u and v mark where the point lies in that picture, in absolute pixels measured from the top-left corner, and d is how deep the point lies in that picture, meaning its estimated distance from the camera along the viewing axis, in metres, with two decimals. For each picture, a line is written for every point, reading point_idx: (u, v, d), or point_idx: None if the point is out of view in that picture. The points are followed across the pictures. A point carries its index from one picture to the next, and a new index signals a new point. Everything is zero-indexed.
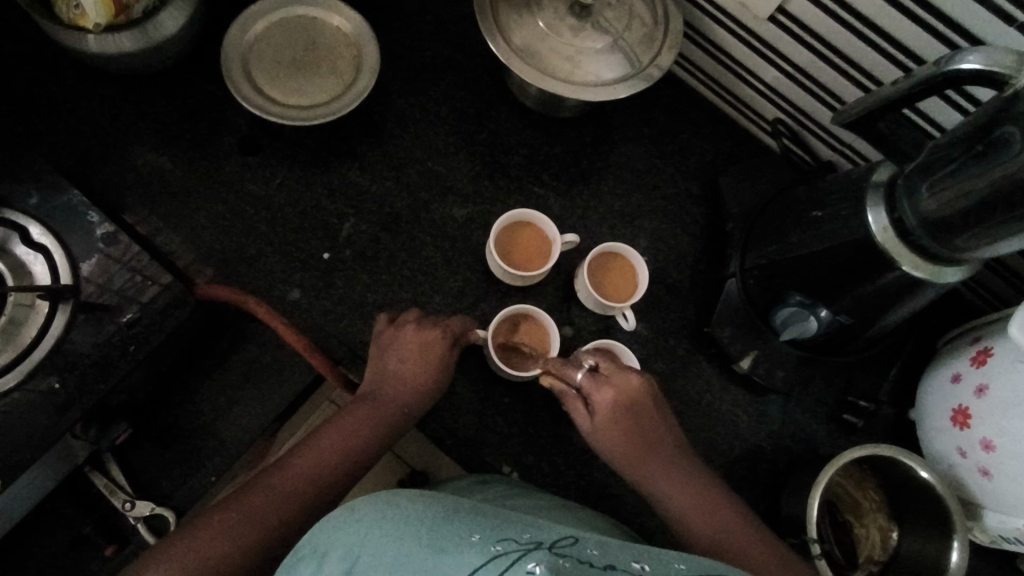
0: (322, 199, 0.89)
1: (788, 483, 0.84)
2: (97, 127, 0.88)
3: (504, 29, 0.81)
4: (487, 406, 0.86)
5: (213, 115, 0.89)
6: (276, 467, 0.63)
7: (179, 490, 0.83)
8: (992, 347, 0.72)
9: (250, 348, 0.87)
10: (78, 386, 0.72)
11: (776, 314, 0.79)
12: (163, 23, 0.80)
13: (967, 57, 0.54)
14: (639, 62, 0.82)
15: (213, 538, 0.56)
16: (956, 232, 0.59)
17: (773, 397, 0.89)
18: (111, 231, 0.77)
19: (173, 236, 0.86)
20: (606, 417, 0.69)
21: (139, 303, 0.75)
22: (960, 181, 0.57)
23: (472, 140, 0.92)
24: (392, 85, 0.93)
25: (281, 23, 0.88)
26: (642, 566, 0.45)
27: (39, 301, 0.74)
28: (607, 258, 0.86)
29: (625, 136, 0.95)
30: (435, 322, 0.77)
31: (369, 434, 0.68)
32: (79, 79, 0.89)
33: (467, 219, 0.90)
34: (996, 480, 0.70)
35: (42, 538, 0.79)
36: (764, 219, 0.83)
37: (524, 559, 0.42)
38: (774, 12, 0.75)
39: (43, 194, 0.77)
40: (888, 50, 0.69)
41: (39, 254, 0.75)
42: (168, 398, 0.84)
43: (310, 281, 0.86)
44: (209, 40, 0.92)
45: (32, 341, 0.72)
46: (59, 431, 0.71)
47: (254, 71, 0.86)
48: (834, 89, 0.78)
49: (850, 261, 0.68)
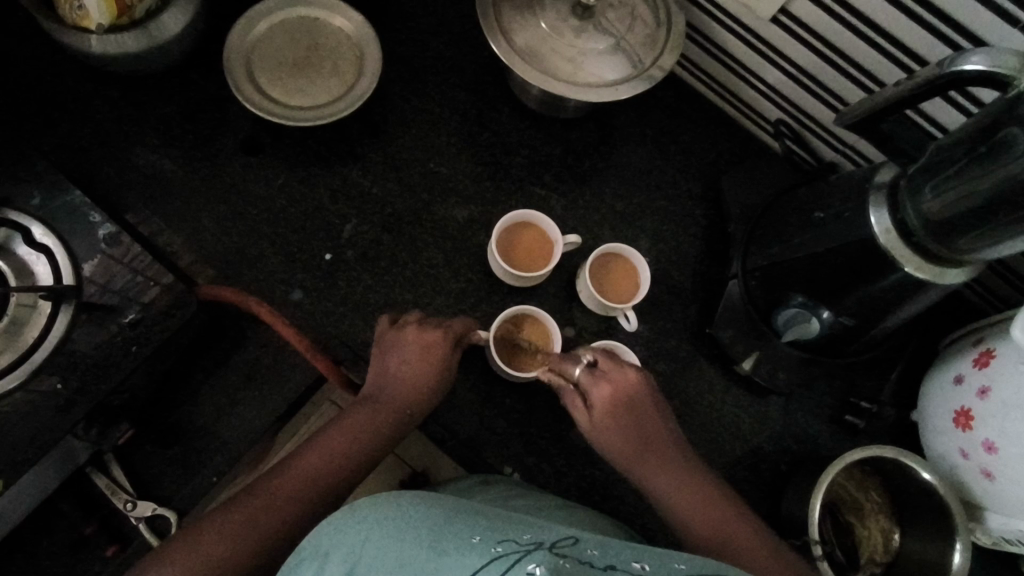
0: (325, 199, 0.89)
1: (790, 485, 0.84)
2: (99, 127, 0.88)
3: (506, 29, 0.81)
4: (489, 407, 0.86)
5: (215, 115, 0.90)
6: (279, 468, 0.63)
7: (180, 490, 0.83)
8: (994, 348, 0.72)
9: (252, 348, 0.87)
10: (80, 386, 0.72)
11: (777, 316, 0.79)
12: (166, 24, 0.80)
13: (971, 57, 0.54)
14: (641, 63, 0.82)
15: (216, 538, 0.57)
16: (959, 232, 0.59)
17: (775, 399, 0.89)
18: (113, 232, 0.77)
19: (175, 236, 0.86)
20: (603, 413, 0.70)
21: (140, 303, 0.75)
22: (963, 183, 0.57)
23: (474, 140, 0.92)
24: (394, 85, 0.93)
25: (284, 24, 0.88)
26: (642, 566, 0.45)
27: (41, 302, 0.73)
28: (610, 258, 0.86)
29: (627, 137, 0.95)
30: (437, 323, 0.77)
31: (372, 435, 0.68)
32: (81, 79, 0.89)
33: (469, 220, 0.90)
34: (999, 481, 0.70)
35: (43, 538, 0.79)
36: (766, 220, 0.83)
37: (523, 560, 0.41)
38: (777, 13, 0.75)
39: (46, 195, 0.77)
40: (891, 51, 0.69)
41: (41, 254, 0.75)
42: (170, 398, 0.84)
43: (313, 282, 0.86)
44: (211, 40, 0.92)
45: (35, 342, 0.72)
46: (62, 430, 0.71)
47: (256, 71, 0.86)
48: (837, 90, 0.78)
49: (852, 262, 0.68)
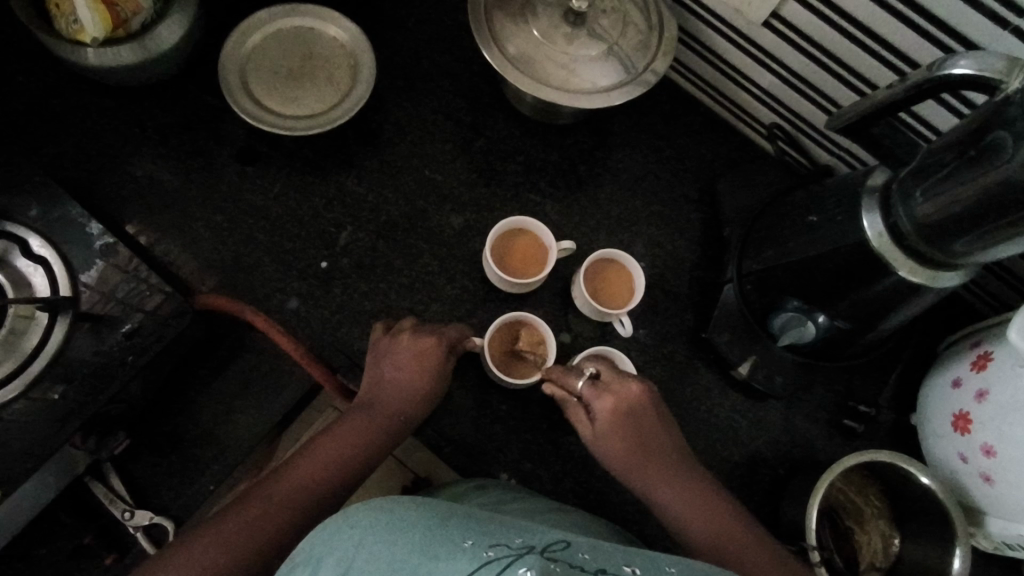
0: (320, 208, 0.89)
1: (788, 490, 0.83)
2: (97, 138, 0.89)
3: (498, 37, 0.82)
4: (486, 413, 0.86)
5: (211, 125, 0.90)
6: (273, 477, 0.63)
7: (178, 498, 0.83)
8: (991, 352, 0.71)
9: (249, 356, 0.88)
10: (78, 397, 0.73)
11: (772, 320, 0.79)
12: (162, 35, 0.81)
13: (959, 62, 0.54)
14: (634, 67, 0.82)
15: (210, 547, 0.57)
16: (951, 235, 0.59)
17: (772, 403, 0.89)
18: (110, 242, 0.78)
19: (173, 245, 0.87)
20: (605, 424, 0.70)
21: (143, 312, 0.76)
22: (955, 185, 0.56)
23: (469, 147, 0.93)
24: (389, 93, 0.93)
25: (279, 35, 0.89)
26: (634, 569, 0.45)
27: (38, 313, 0.74)
28: (605, 264, 0.86)
29: (622, 142, 0.95)
30: (431, 330, 0.78)
31: (367, 443, 0.68)
32: (79, 92, 0.90)
33: (465, 227, 0.90)
34: (999, 486, 0.69)
35: (42, 547, 0.80)
36: (761, 224, 0.82)
37: (515, 563, 0.41)
38: (769, 17, 0.75)
39: (44, 206, 0.78)
40: (883, 54, 0.69)
41: (39, 266, 0.76)
42: (168, 407, 0.85)
43: (309, 290, 0.87)
44: (208, 52, 0.92)
45: (34, 350, 0.73)
46: (59, 440, 0.72)
47: (252, 82, 0.87)
48: (830, 93, 0.78)
49: (846, 266, 0.68)
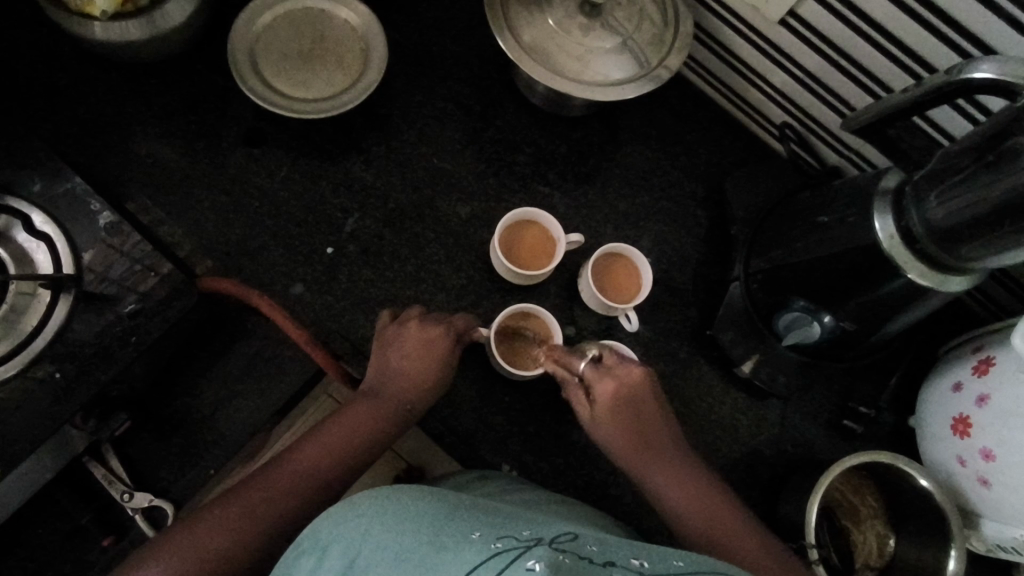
0: (328, 193, 0.88)
1: (788, 487, 0.84)
2: (102, 115, 0.87)
3: (513, 26, 0.81)
4: (489, 406, 0.86)
5: (219, 106, 0.89)
6: (277, 461, 0.63)
7: (178, 482, 0.83)
8: (994, 356, 0.72)
9: (251, 340, 0.87)
10: (78, 377, 0.72)
11: (780, 318, 0.79)
12: (171, 13, 0.80)
13: (981, 66, 0.54)
14: (648, 62, 0.81)
15: (208, 532, 0.56)
16: (964, 241, 0.59)
17: (773, 402, 0.89)
18: (114, 220, 0.76)
19: (176, 226, 0.86)
20: (606, 407, 0.70)
21: (137, 292, 0.74)
22: (973, 190, 0.56)
23: (478, 136, 0.92)
24: (399, 80, 0.93)
25: (290, 16, 0.88)
26: (641, 563, 0.44)
27: (41, 290, 0.73)
28: (611, 259, 0.86)
29: (632, 136, 0.94)
30: (438, 319, 0.77)
31: (371, 431, 0.68)
32: (85, 67, 0.88)
33: (472, 217, 0.90)
34: (996, 490, 0.70)
35: (39, 527, 0.79)
36: (771, 222, 0.82)
37: (524, 555, 0.40)
38: (786, 16, 0.74)
39: (48, 182, 0.76)
40: (901, 59, 0.69)
41: (41, 243, 0.75)
42: (168, 389, 0.84)
43: (315, 276, 0.86)
44: (217, 30, 0.91)
45: (35, 328, 0.72)
46: (58, 420, 0.71)
47: (261, 63, 0.85)
48: (844, 95, 0.78)
49: (856, 267, 0.68)
